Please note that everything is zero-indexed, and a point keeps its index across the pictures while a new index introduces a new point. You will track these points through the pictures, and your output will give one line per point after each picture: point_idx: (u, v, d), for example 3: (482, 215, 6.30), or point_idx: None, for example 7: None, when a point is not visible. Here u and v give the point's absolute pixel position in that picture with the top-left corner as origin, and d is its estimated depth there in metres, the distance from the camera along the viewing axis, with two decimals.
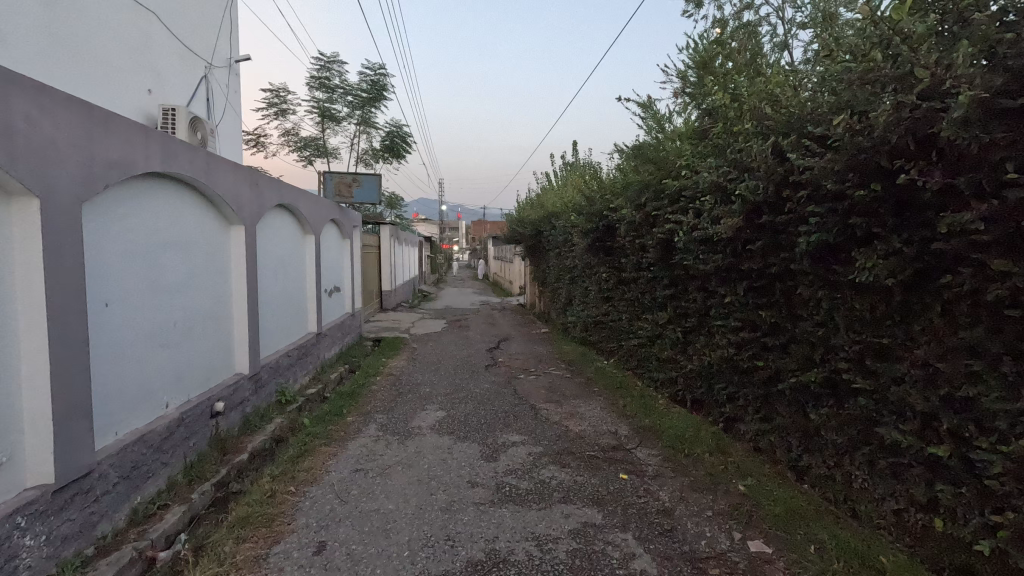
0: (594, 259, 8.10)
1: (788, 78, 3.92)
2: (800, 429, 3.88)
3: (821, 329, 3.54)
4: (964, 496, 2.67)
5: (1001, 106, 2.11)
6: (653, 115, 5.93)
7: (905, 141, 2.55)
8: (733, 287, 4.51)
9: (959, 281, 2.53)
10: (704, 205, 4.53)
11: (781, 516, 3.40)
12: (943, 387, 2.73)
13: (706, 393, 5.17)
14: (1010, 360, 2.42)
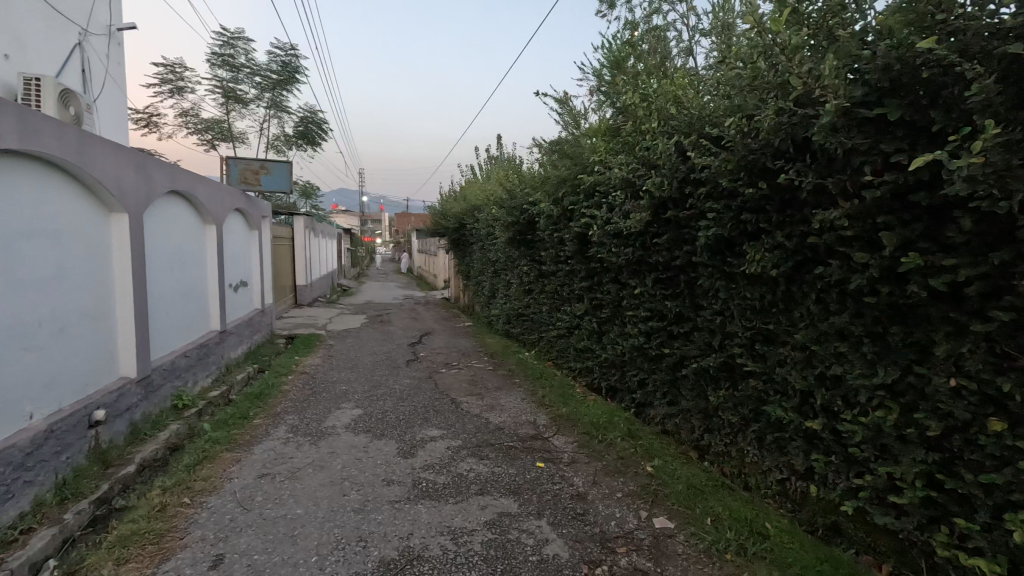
0: (516, 252, 8.18)
1: (690, 82, 4.17)
2: (701, 410, 4.17)
3: (719, 317, 3.81)
4: (834, 464, 3.01)
5: (860, 116, 2.36)
6: (570, 112, 6.08)
7: (786, 144, 2.79)
8: (643, 279, 4.74)
9: (829, 272, 2.83)
10: (615, 201, 4.71)
11: (683, 493, 3.64)
12: (817, 367, 3.04)
13: (620, 381, 5.40)
14: (869, 341, 2.73)
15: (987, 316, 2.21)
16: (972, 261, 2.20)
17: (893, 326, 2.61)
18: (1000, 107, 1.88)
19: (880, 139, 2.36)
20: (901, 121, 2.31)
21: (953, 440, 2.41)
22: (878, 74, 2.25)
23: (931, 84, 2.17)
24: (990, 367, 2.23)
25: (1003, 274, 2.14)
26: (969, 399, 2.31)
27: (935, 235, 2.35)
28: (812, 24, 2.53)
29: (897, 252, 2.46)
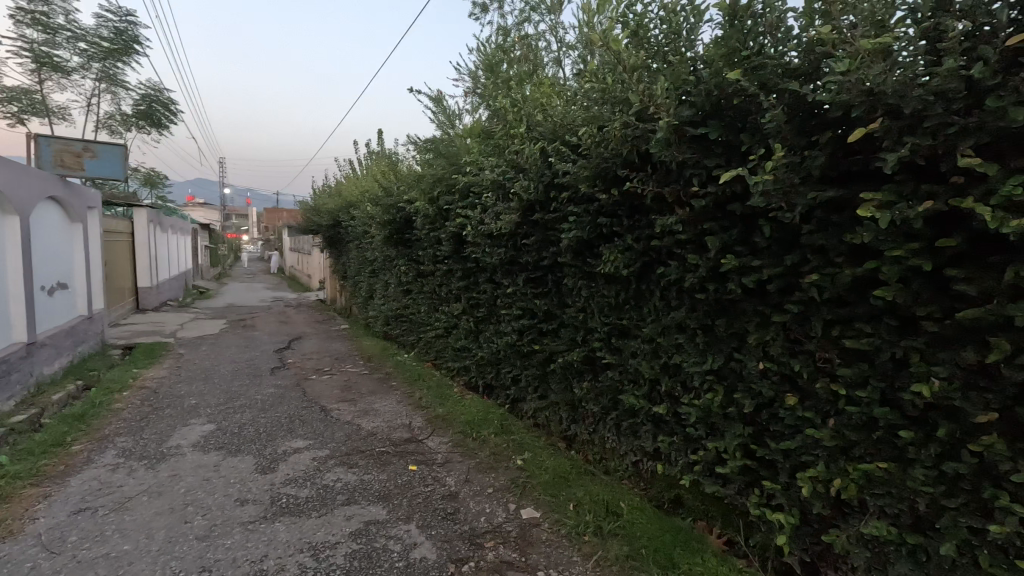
0: (394, 252, 7.97)
1: (554, 91, 4.40)
2: (568, 402, 4.41)
3: (582, 314, 4.07)
4: (676, 443, 3.37)
5: (688, 133, 2.67)
6: (444, 111, 6.07)
7: (632, 155, 3.05)
8: (514, 278, 4.89)
9: (669, 271, 3.16)
10: (487, 202, 4.80)
11: (549, 483, 3.83)
12: (662, 357, 3.38)
13: (495, 379, 5.52)
14: (701, 332, 3.10)
15: (784, 308, 2.63)
16: (773, 262, 2.60)
17: (718, 319, 2.99)
18: (787, 134, 2.24)
19: (704, 155, 2.69)
20: (720, 141, 2.66)
21: (762, 415, 2.83)
22: (701, 97, 2.56)
23: (740, 110, 2.53)
24: (787, 352, 2.66)
25: (794, 274, 2.57)
26: (772, 379, 2.73)
27: (747, 240, 2.73)
28: (650, 48, 2.81)
29: (719, 255, 2.82)
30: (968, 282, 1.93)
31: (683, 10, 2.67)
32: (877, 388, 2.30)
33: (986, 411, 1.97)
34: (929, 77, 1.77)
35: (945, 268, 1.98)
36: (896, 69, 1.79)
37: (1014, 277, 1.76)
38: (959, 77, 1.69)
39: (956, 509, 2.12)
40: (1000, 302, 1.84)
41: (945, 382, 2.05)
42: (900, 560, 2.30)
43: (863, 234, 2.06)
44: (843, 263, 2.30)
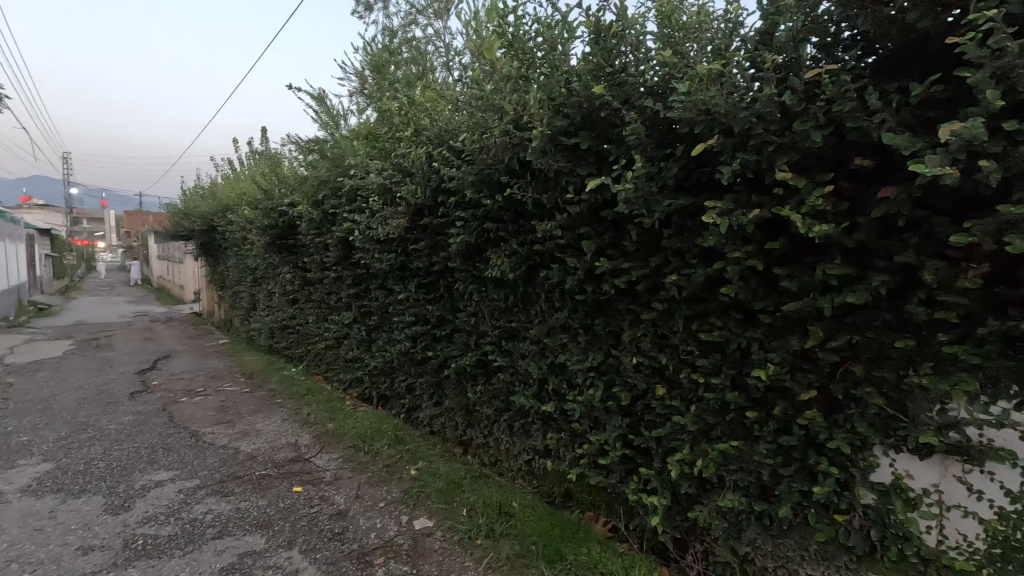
0: (277, 258, 7.43)
1: (440, 97, 4.39)
2: (463, 408, 4.39)
3: (474, 318, 4.09)
4: (563, 439, 3.51)
5: (562, 143, 2.81)
6: (327, 111, 5.81)
7: (513, 162, 3.14)
8: (405, 284, 4.79)
9: (552, 274, 3.29)
10: (374, 206, 4.66)
11: (443, 490, 3.79)
12: (549, 357, 3.50)
13: (389, 388, 5.35)
14: (583, 331, 3.26)
15: (652, 306, 2.86)
16: (641, 264, 2.81)
17: (597, 318, 3.17)
18: (646, 146, 2.44)
19: (578, 164, 2.84)
20: (592, 151, 2.83)
21: (637, 406, 3.04)
22: (573, 109, 2.70)
23: (608, 122, 2.71)
24: (655, 346, 2.88)
25: (659, 274, 2.79)
26: (644, 372, 2.95)
27: (619, 244, 2.93)
28: (527, 59, 2.91)
29: (595, 258, 2.99)
30: (791, 278, 2.23)
31: (556, 25, 2.81)
32: (727, 375, 2.57)
33: (809, 389, 2.29)
34: (753, 102, 2.02)
35: (775, 267, 2.27)
36: (728, 93, 2.03)
37: (823, 275, 2.07)
38: (775, 102, 1.96)
39: (790, 476, 2.44)
40: (815, 295, 2.15)
41: (778, 367, 2.35)
42: (751, 527, 2.60)
43: (709, 238, 2.30)
44: (697, 264, 2.55)
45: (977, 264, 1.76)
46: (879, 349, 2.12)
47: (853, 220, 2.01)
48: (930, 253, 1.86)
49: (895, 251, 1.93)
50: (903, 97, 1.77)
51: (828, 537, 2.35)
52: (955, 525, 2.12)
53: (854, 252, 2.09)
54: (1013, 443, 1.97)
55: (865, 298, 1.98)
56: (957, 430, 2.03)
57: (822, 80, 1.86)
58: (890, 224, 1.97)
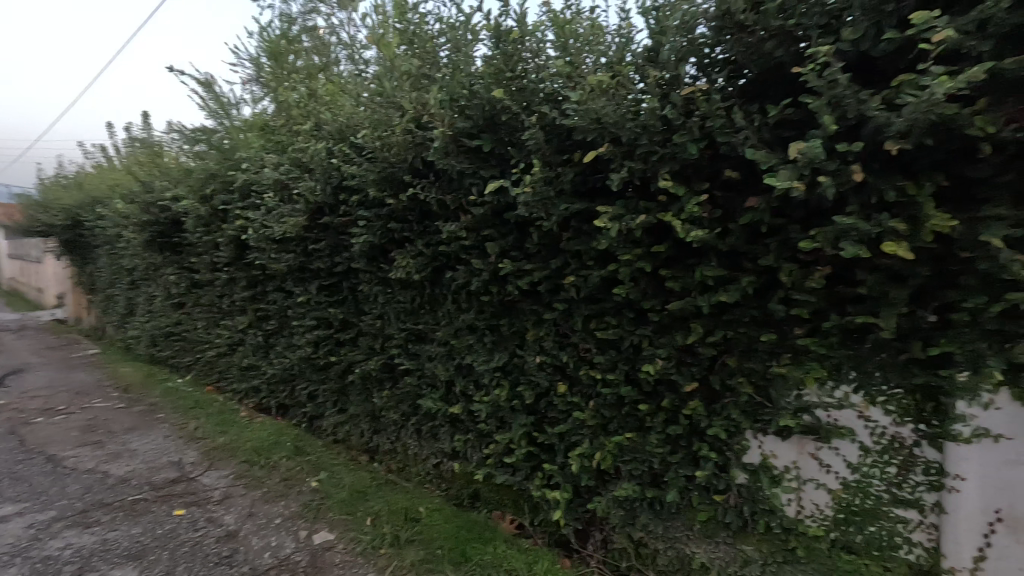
0: (158, 258, 6.71)
1: (342, 90, 4.21)
2: (369, 414, 4.23)
3: (380, 321, 3.96)
4: (471, 440, 3.51)
5: (465, 144, 2.81)
6: (216, 99, 5.36)
7: (417, 162, 3.09)
8: (305, 286, 4.52)
9: (458, 275, 3.28)
10: (269, 203, 4.36)
11: (347, 500, 3.64)
12: (456, 358, 3.48)
13: (288, 397, 5.01)
14: (489, 332, 3.29)
15: (554, 307, 2.94)
16: (542, 265, 2.89)
17: (502, 318, 3.21)
18: (545, 151, 2.51)
19: (481, 166, 2.86)
20: (495, 153, 2.86)
21: (541, 403, 3.12)
22: (475, 111, 2.71)
23: (509, 126, 2.75)
24: (557, 345, 2.97)
25: (559, 275, 2.88)
26: (547, 370, 3.03)
27: (521, 246, 2.99)
28: (430, 57, 2.88)
29: (499, 259, 3.03)
30: (675, 279, 2.41)
31: (459, 25, 2.80)
32: (622, 370, 2.72)
33: (691, 381, 2.49)
34: (639, 114, 2.17)
35: (661, 268, 2.44)
36: (616, 104, 2.16)
37: (701, 276, 2.26)
38: (658, 115, 2.11)
39: (677, 463, 2.63)
40: (695, 294, 2.34)
41: (665, 361, 2.52)
42: (644, 512, 2.77)
43: (602, 241, 2.42)
44: (593, 265, 2.67)
45: (822, 267, 2.01)
46: (748, 343, 2.35)
47: (725, 226, 2.21)
48: (786, 257, 2.10)
49: (759, 255, 2.16)
50: (762, 118, 1.98)
51: (709, 516, 2.57)
52: (810, 496, 2.39)
53: (727, 255, 2.30)
54: (852, 422, 2.25)
55: (735, 297, 2.19)
56: (810, 412, 2.29)
57: (696, 98, 2.03)
58: (755, 231, 2.19)
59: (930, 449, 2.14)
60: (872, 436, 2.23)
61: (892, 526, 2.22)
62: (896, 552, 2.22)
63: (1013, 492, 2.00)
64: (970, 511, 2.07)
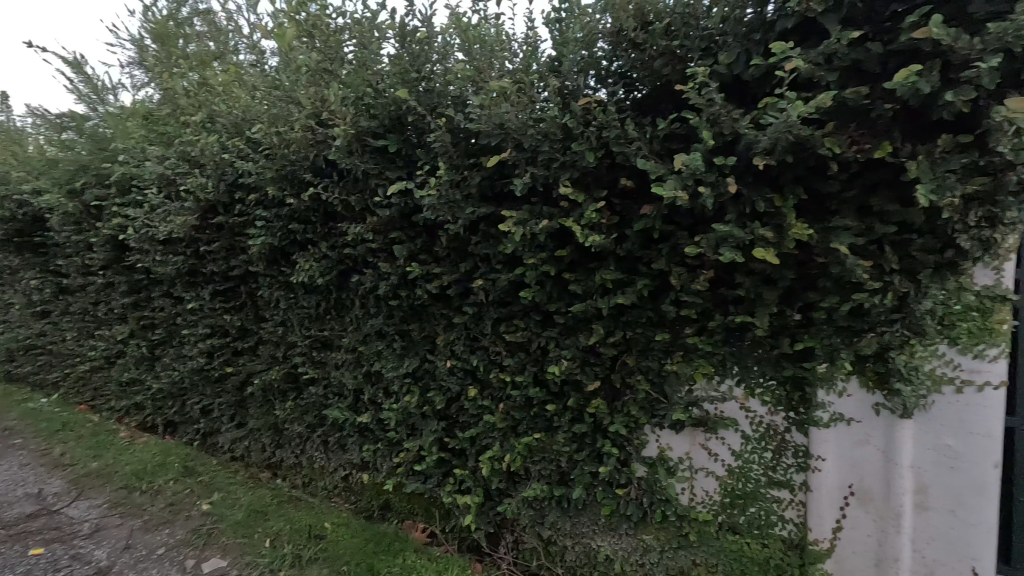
0: (16, 259, 5.84)
1: (238, 80, 3.92)
2: (270, 427, 3.95)
3: (281, 328, 3.71)
4: (380, 449, 3.39)
5: (370, 143, 2.74)
6: (88, 82, 4.80)
7: (318, 161, 2.97)
8: (196, 291, 4.14)
9: (365, 279, 3.17)
10: (152, 199, 3.96)
11: (243, 522, 3.39)
12: (364, 365, 3.35)
13: (178, 413, 4.56)
14: (399, 337, 3.21)
15: (463, 310, 2.93)
16: (451, 269, 2.86)
17: (413, 323, 3.14)
18: (451, 154, 2.52)
19: (387, 167, 2.79)
20: (402, 154, 2.80)
21: (452, 408, 3.09)
22: (380, 111, 2.64)
23: (416, 127, 2.71)
24: (467, 349, 2.96)
25: (468, 279, 2.88)
26: (458, 375, 3.01)
27: (430, 249, 2.95)
28: (332, 52, 2.77)
29: (407, 263, 2.96)
30: (578, 283, 2.50)
31: (365, 19, 2.69)
32: (530, 372, 2.77)
33: (594, 380, 2.58)
34: (541, 122, 2.23)
35: (565, 272, 2.51)
36: (519, 111, 2.20)
37: (601, 280, 2.36)
38: (558, 124, 2.19)
39: (582, 460, 2.71)
40: (596, 297, 2.43)
41: (570, 362, 2.60)
42: (551, 510, 2.83)
43: (508, 245, 2.46)
44: (502, 269, 2.69)
45: (706, 271, 2.17)
46: (646, 343, 2.48)
47: (622, 232, 2.32)
48: (676, 261, 2.25)
49: (653, 259, 2.29)
50: (653, 130, 2.10)
51: (612, 510, 2.67)
52: (700, 484, 2.57)
53: (625, 259, 2.42)
54: (735, 413, 2.45)
55: (632, 299, 2.32)
56: (699, 406, 2.47)
57: (593, 109, 2.12)
58: (649, 237, 2.32)
59: (798, 434, 2.36)
60: (751, 424, 2.43)
61: (769, 506, 2.44)
62: (772, 529, 2.43)
63: (863, 469, 2.27)
64: (830, 488, 2.33)
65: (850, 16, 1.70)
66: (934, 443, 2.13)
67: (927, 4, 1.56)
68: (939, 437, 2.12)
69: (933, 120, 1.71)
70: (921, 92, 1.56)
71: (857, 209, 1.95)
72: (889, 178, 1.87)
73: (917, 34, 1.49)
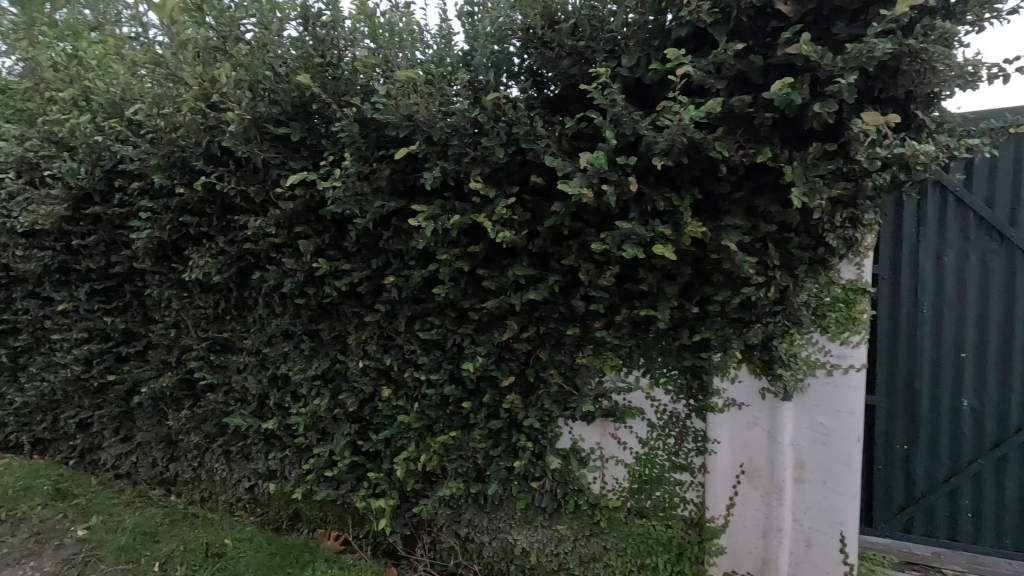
0: None
1: (118, 54, 3.51)
2: (163, 439, 3.60)
3: (173, 331, 3.38)
4: (288, 457, 3.19)
5: (270, 131, 2.57)
6: None
7: (212, 147, 2.73)
8: (69, 290, 3.66)
9: (268, 276, 2.96)
10: (11, 185, 3.45)
11: (127, 546, 3.07)
12: (269, 369, 3.14)
13: (50, 429, 4.02)
14: (307, 338, 3.04)
15: (375, 309, 2.83)
16: (362, 266, 2.75)
17: (322, 322, 2.98)
18: (360, 145, 2.42)
19: (290, 157, 2.63)
20: (307, 144, 2.65)
21: (365, 410, 2.97)
22: (281, 97, 2.48)
23: (322, 115, 2.57)
24: (381, 348, 2.86)
25: (380, 276, 2.78)
26: (371, 376, 2.90)
27: (340, 244, 2.82)
28: (226, 30, 2.55)
29: (314, 259, 2.81)
30: (491, 279, 2.49)
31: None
32: (446, 370, 2.73)
33: (509, 375, 2.60)
34: (451, 115, 2.20)
35: (478, 268, 2.50)
36: (428, 104, 2.16)
37: (514, 276, 2.37)
38: (468, 118, 2.17)
39: (499, 456, 2.71)
40: (509, 293, 2.44)
41: (485, 359, 2.59)
42: (468, 508, 2.81)
43: (419, 240, 2.40)
44: (415, 265, 2.63)
45: (612, 266, 2.25)
46: (558, 337, 2.53)
47: (534, 229, 2.35)
48: (584, 258, 2.31)
49: (564, 255, 2.34)
50: (561, 129, 2.14)
51: (528, 503, 2.70)
52: (610, 472, 2.67)
53: (537, 255, 2.45)
54: (641, 402, 2.57)
55: (543, 295, 2.35)
56: (608, 397, 2.56)
57: (503, 104, 2.12)
58: (560, 233, 2.36)
59: (697, 420, 2.52)
60: (655, 412, 2.56)
61: (672, 488, 2.58)
62: (675, 510, 2.58)
63: (752, 450, 2.46)
64: (724, 469, 2.50)
65: (737, 28, 1.82)
66: (811, 422, 2.36)
67: (799, 23, 1.71)
68: (815, 417, 2.35)
69: (806, 129, 1.89)
70: (795, 102, 1.71)
71: (745, 209, 2.10)
72: (771, 181, 2.04)
73: (790, 49, 1.63)
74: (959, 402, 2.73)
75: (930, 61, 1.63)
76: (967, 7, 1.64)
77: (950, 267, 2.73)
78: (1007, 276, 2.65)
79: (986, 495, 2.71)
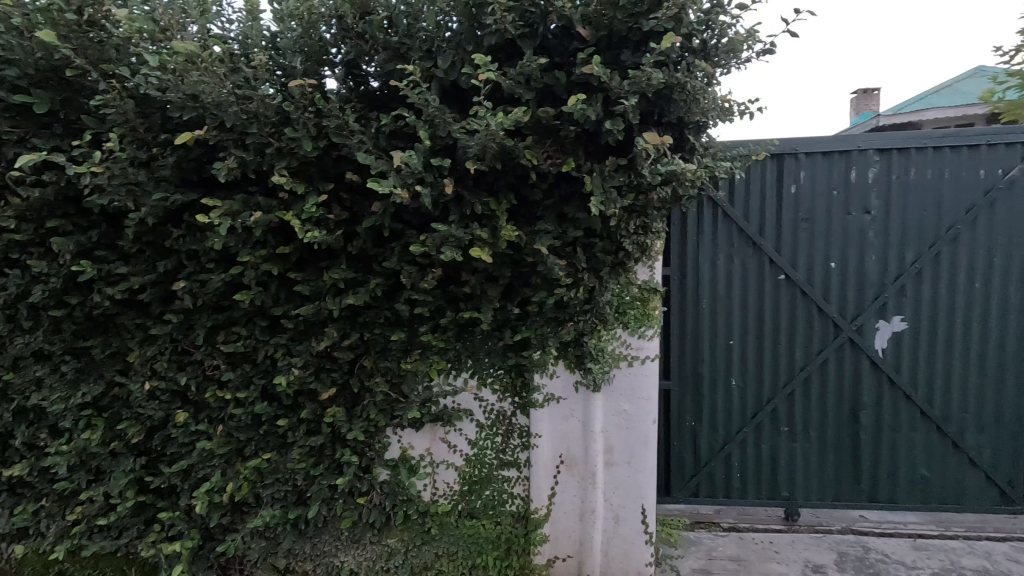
0: None
1: None
2: None
3: None
4: (46, 508, 2.55)
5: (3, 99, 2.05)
6: None
7: None
8: None
9: (6, 282, 2.32)
10: None
11: None
12: (13, 401, 2.47)
13: None
14: (70, 359, 2.46)
15: (164, 320, 2.40)
16: (144, 269, 2.32)
17: (92, 338, 2.45)
18: (136, 126, 2.05)
19: (36, 133, 2.13)
20: (60, 118, 2.17)
21: (154, 439, 2.51)
22: (20, 57, 1.98)
23: (84, 86, 2.12)
24: (174, 365, 2.44)
25: (171, 281, 2.38)
26: (161, 399, 2.46)
27: (114, 243, 2.34)
28: None
29: (76, 260, 2.30)
30: (307, 282, 2.29)
31: None
32: (256, 386, 2.43)
33: (330, 387, 2.41)
34: (250, 101, 1.97)
35: (291, 271, 2.28)
36: (221, 85, 1.90)
37: (330, 279, 2.21)
38: (272, 106, 1.97)
39: (320, 475, 2.49)
40: (327, 297, 2.27)
41: (301, 370, 2.37)
42: (286, 535, 2.54)
43: (215, 239, 2.10)
44: (214, 268, 2.30)
45: (435, 269, 2.22)
46: (383, 343, 2.44)
47: (352, 229, 2.23)
48: (407, 260, 2.25)
49: (385, 258, 2.26)
50: (377, 126, 2.06)
51: (354, 521, 2.53)
52: (441, 477, 2.65)
53: (358, 257, 2.33)
54: (469, 403, 2.59)
55: (364, 299, 2.23)
56: (436, 402, 2.53)
57: (311, 94, 1.96)
58: (381, 234, 2.28)
59: (522, 417, 2.62)
60: (484, 412, 2.60)
61: (500, 485, 2.65)
62: (504, 506, 2.66)
63: (570, 440, 2.64)
64: (547, 461, 2.64)
65: (542, 46, 1.95)
66: (617, 409, 2.62)
67: (593, 46, 1.87)
68: (620, 404, 2.61)
69: (603, 143, 2.08)
70: (590, 118, 1.87)
71: (556, 215, 2.24)
72: (579, 190, 2.20)
73: (585, 69, 1.78)
74: (729, 381, 3.28)
75: (693, 94, 1.92)
76: (718, 52, 1.96)
77: (721, 269, 3.26)
78: (759, 276, 3.25)
79: (748, 456, 3.30)
